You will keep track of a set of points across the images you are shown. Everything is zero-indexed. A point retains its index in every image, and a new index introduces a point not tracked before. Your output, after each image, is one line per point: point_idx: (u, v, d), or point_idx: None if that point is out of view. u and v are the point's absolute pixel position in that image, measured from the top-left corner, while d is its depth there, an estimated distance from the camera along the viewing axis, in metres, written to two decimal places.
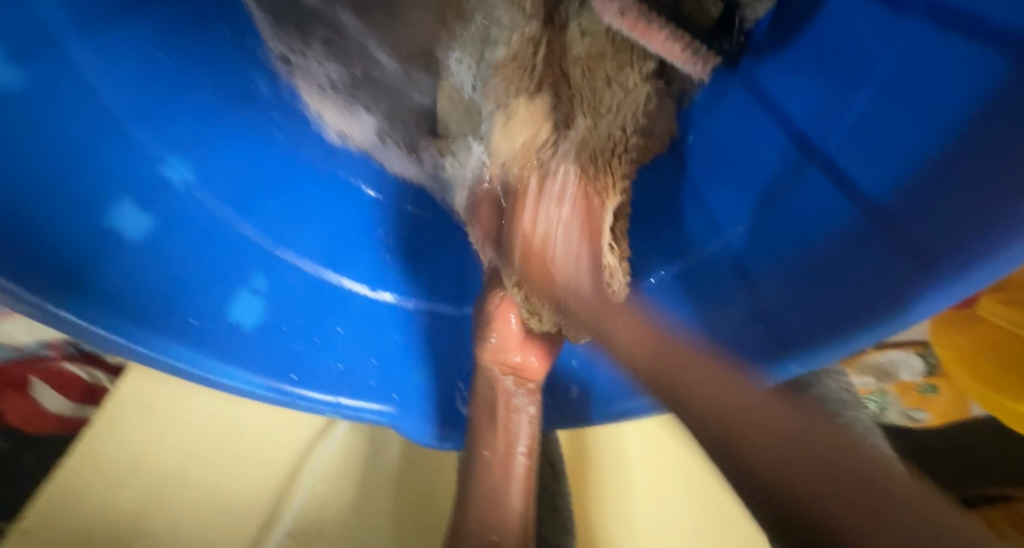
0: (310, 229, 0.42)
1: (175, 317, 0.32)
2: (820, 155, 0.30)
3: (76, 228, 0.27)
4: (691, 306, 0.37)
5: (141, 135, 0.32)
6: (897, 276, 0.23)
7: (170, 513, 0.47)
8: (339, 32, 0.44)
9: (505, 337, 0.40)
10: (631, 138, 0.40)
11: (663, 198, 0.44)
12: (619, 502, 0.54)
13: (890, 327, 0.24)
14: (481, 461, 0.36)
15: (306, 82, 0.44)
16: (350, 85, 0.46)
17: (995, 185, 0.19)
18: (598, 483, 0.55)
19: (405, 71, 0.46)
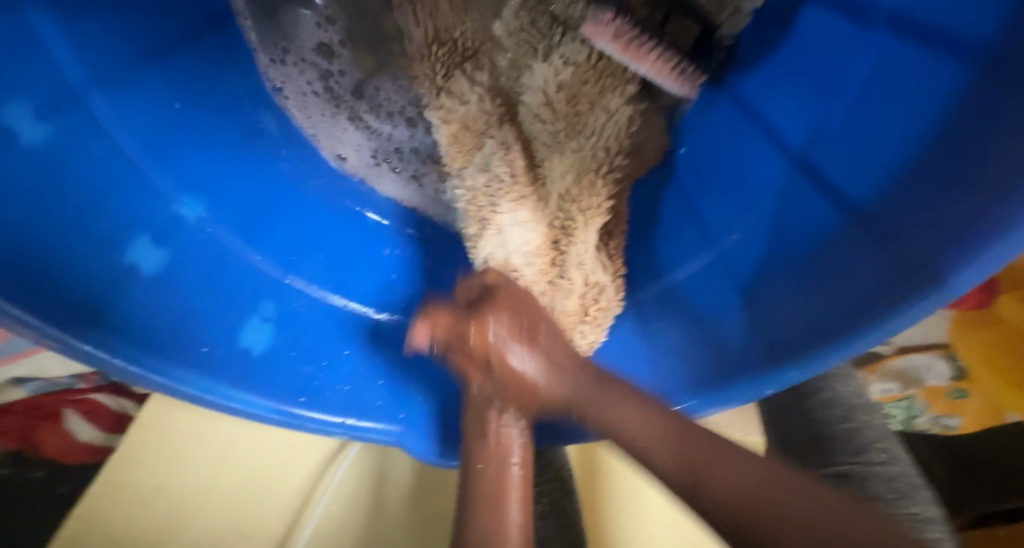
0: (316, 254, 0.44)
1: (188, 347, 0.33)
2: (805, 164, 0.31)
3: (95, 269, 0.29)
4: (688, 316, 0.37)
5: (156, 176, 0.34)
6: (876, 283, 0.23)
7: (189, 536, 0.48)
8: (325, 71, 0.46)
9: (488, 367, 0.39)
10: (616, 158, 0.42)
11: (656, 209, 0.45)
12: (634, 515, 0.54)
13: (871, 337, 0.23)
14: (475, 474, 0.38)
15: (291, 87, 0.44)
16: (331, 100, 0.47)
17: (978, 185, 0.19)
18: (611, 497, 0.55)
19: (372, 111, 0.48)
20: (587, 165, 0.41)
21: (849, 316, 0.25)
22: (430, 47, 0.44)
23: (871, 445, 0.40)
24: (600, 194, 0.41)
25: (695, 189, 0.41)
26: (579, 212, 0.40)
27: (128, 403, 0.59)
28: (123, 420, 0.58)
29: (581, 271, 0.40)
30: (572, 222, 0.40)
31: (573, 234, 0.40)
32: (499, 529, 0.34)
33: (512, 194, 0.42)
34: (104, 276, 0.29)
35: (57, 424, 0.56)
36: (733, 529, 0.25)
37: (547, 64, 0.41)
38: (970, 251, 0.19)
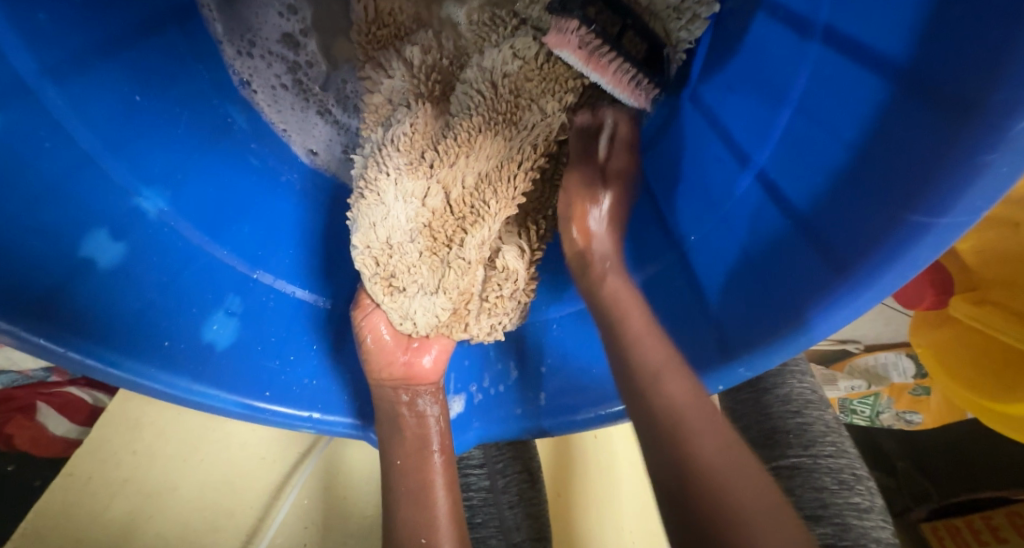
0: (283, 249, 0.44)
1: (150, 340, 0.33)
2: (754, 167, 0.32)
3: (51, 262, 0.29)
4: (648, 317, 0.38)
5: (115, 169, 0.34)
6: (810, 285, 0.25)
7: (156, 528, 0.48)
8: (292, 64, 0.46)
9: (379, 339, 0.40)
10: (540, 159, 0.38)
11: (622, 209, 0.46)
12: (605, 508, 0.56)
13: (808, 336, 0.24)
14: (395, 470, 0.37)
15: (260, 80, 0.45)
16: (301, 93, 0.47)
17: (907, 197, 0.20)
18: (582, 490, 0.56)
19: (339, 105, 0.48)
20: (510, 155, 0.37)
21: (787, 317, 0.26)
22: (371, 27, 0.44)
23: (823, 436, 0.41)
24: (518, 187, 0.38)
25: (666, 186, 0.42)
26: (492, 198, 0.38)
27: (103, 397, 0.59)
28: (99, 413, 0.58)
29: (478, 253, 0.39)
30: (481, 208, 0.38)
31: (479, 219, 0.38)
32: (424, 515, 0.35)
33: (398, 166, 0.38)
34: (62, 269, 0.30)
35: (32, 416, 0.56)
36: (662, 460, 0.27)
37: (498, 51, 0.39)
38: (893, 259, 0.20)
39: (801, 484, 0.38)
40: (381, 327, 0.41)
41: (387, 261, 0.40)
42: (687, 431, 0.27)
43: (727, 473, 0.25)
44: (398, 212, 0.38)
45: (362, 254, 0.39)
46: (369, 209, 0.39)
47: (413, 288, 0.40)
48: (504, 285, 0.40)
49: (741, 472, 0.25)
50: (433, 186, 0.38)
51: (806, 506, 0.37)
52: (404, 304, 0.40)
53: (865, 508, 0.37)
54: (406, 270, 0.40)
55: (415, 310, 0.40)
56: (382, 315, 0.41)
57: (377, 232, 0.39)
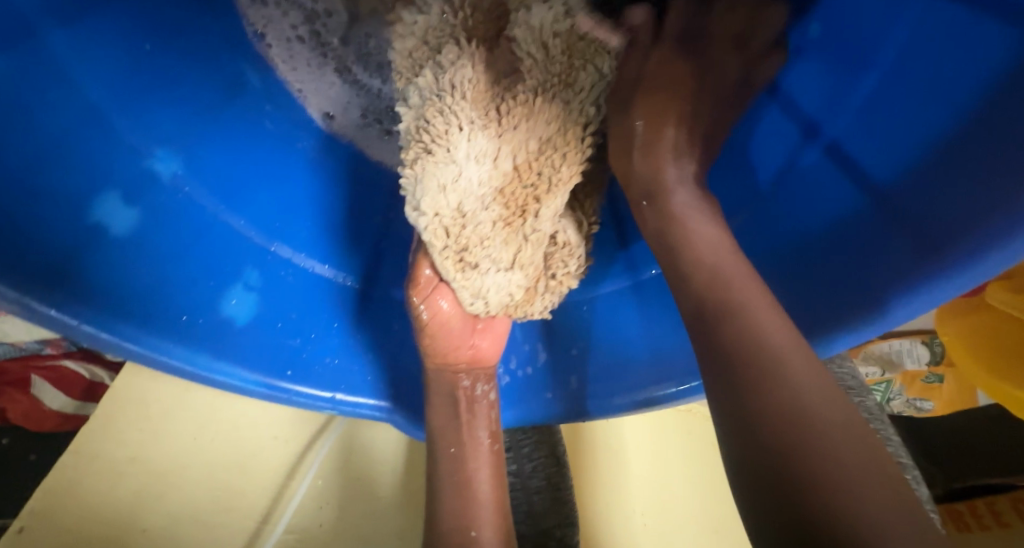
0: (303, 221, 0.42)
1: (165, 315, 0.31)
2: (823, 140, 0.30)
3: (62, 226, 0.26)
4: None
5: (124, 125, 0.31)
6: (899, 268, 0.23)
7: (165, 509, 0.46)
8: (310, 17, 0.43)
9: (437, 315, 0.38)
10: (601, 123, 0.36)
11: None
12: (613, 492, 0.55)
13: (892, 318, 0.23)
14: (449, 459, 0.37)
15: (276, 34, 0.42)
16: (318, 48, 0.44)
17: (1019, 171, 0.18)
18: (592, 473, 0.56)
19: (361, 62, 0.45)
20: (571, 120, 0.36)
21: (871, 298, 0.24)
22: None
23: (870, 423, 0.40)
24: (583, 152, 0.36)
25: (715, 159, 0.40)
26: (561, 165, 0.36)
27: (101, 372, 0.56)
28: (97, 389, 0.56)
29: (553, 225, 0.38)
30: (553, 175, 0.36)
31: (550, 191, 0.37)
32: (468, 507, 0.35)
33: (459, 129, 0.35)
34: (71, 234, 0.27)
35: (24, 390, 0.53)
36: (727, 397, 0.21)
37: (545, 5, 0.35)
38: (997, 245, 0.18)
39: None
40: (441, 303, 0.39)
41: (458, 233, 0.36)
42: (766, 365, 0.20)
43: (830, 424, 0.18)
44: (471, 174, 0.35)
45: (429, 222, 0.36)
46: (436, 168, 0.35)
47: (486, 263, 0.38)
48: (568, 261, 0.39)
49: (848, 426, 0.18)
50: (506, 145, 0.35)
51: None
52: (476, 282, 0.38)
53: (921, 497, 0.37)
54: (479, 241, 0.37)
55: (487, 287, 0.38)
56: (444, 292, 0.39)
57: (446, 198, 0.35)
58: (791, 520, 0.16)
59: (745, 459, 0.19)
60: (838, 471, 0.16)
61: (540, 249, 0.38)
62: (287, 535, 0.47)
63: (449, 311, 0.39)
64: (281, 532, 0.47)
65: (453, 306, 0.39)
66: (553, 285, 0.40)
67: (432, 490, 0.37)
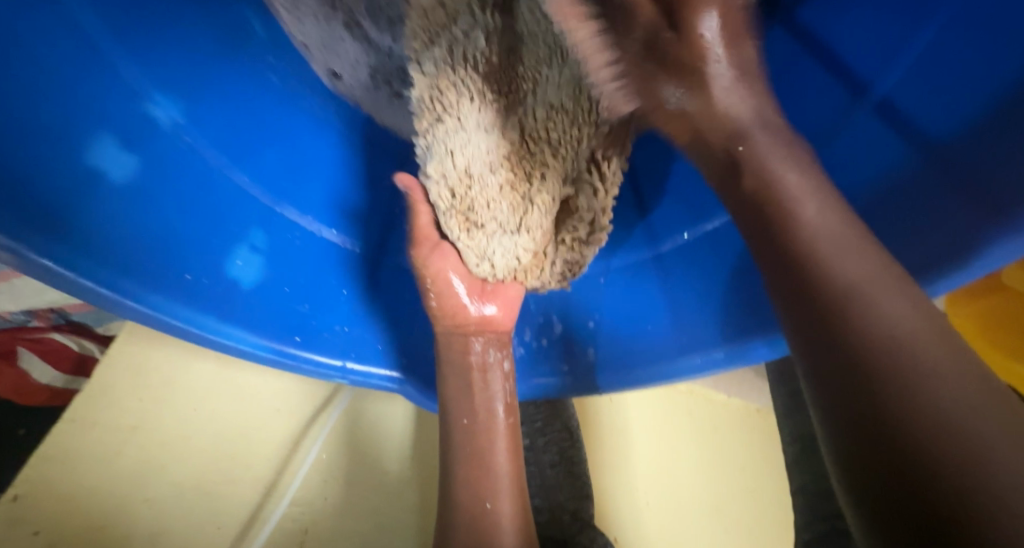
0: (311, 183, 0.39)
1: (168, 271, 0.29)
2: (872, 99, 0.29)
3: (52, 167, 0.24)
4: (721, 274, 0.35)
5: (122, 67, 0.29)
6: (970, 223, 0.21)
7: (171, 479, 0.44)
8: None
9: (443, 288, 0.38)
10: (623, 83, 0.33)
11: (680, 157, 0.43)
12: (614, 477, 0.50)
13: (951, 278, 0.22)
14: (461, 430, 0.35)
15: None
16: None
17: None
18: (597, 456, 0.50)
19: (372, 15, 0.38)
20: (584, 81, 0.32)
21: (931, 257, 0.23)
22: None
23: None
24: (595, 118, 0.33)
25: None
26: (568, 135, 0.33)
27: (91, 345, 0.53)
28: (87, 362, 0.52)
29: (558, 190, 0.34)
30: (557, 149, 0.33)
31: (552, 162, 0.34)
32: (487, 477, 0.34)
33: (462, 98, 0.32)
34: (64, 177, 0.25)
35: (11, 363, 0.49)
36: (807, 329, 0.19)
37: None
38: None
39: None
40: (450, 274, 0.38)
41: (465, 193, 0.34)
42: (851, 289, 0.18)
43: (939, 353, 0.16)
44: (477, 143, 0.33)
45: (436, 186, 0.35)
46: (446, 135, 0.33)
47: (491, 227, 0.35)
48: (579, 226, 0.36)
49: (956, 355, 0.16)
50: (509, 117, 0.33)
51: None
52: (482, 243, 0.36)
53: None
54: (485, 207, 0.34)
55: (493, 251, 0.36)
56: (448, 257, 0.38)
57: (453, 162, 0.33)
58: (894, 461, 0.14)
59: (837, 396, 0.16)
60: (954, 408, 0.14)
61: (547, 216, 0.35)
62: (293, 507, 0.46)
63: (456, 282, 0.38)
64: (287, 502, 0.46)
65: (464, 273, 0.38)
66: (565, 252, 0.37)
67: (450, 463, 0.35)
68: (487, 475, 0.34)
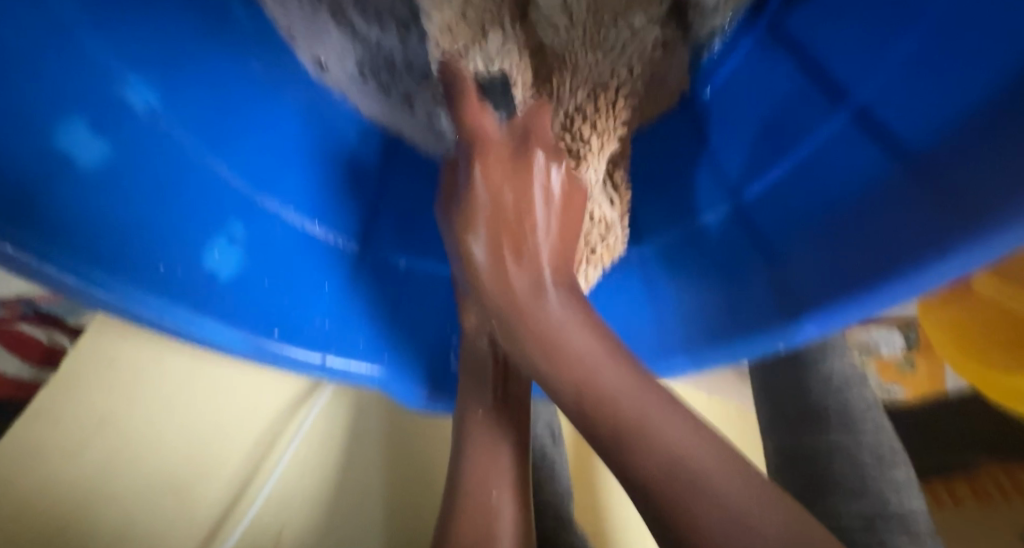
0: (294, 176, 0.39)
1: (143, 261, 0.28)
2: (852, 104, 0.29)
3: (22, 149, 0.23)
4: (695, 283, 0.36)
5: (94, 48, 0.28)
6: (919, 229, 0.21)
7: (141, 475, 0.43)
8: None
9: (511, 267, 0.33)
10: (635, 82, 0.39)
11: (665, 160, 0.44)
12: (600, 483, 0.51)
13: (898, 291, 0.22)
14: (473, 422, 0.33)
15: None
16: None
17: None
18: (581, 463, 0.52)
19: (359, 8, 0.41)
20: (601, 83, 0.38)
21: (879, 262, 0.23)
22: None
23: (866, 414, 0.42)
24: (617, 118, 0.39)
25: (732, 128, 0.39)
26: (593, 133, 0.37)
27: (61, 336, 0.49)
28: (55, 354, 0.48)
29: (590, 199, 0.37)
30: (586, 146, 0.37)
31: (584, 159, 0.37)
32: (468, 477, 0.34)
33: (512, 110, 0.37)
34: (34, 159, 0.23)
35: None
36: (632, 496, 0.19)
37: None
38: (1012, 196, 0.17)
39: (844, 459, 0.39)
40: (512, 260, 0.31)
41: None
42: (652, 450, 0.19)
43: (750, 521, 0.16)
44: None
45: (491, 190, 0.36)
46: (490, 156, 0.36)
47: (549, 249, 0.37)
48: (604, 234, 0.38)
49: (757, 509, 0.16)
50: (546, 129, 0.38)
51: (846, 482, 0.38)
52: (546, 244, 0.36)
53: (904, 484, 0.38)
54: None
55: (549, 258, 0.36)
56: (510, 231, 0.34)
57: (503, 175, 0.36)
58: None
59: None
60: None
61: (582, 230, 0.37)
62: (267, 505, 0.45)
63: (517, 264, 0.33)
64: (259, 500, 0.45)
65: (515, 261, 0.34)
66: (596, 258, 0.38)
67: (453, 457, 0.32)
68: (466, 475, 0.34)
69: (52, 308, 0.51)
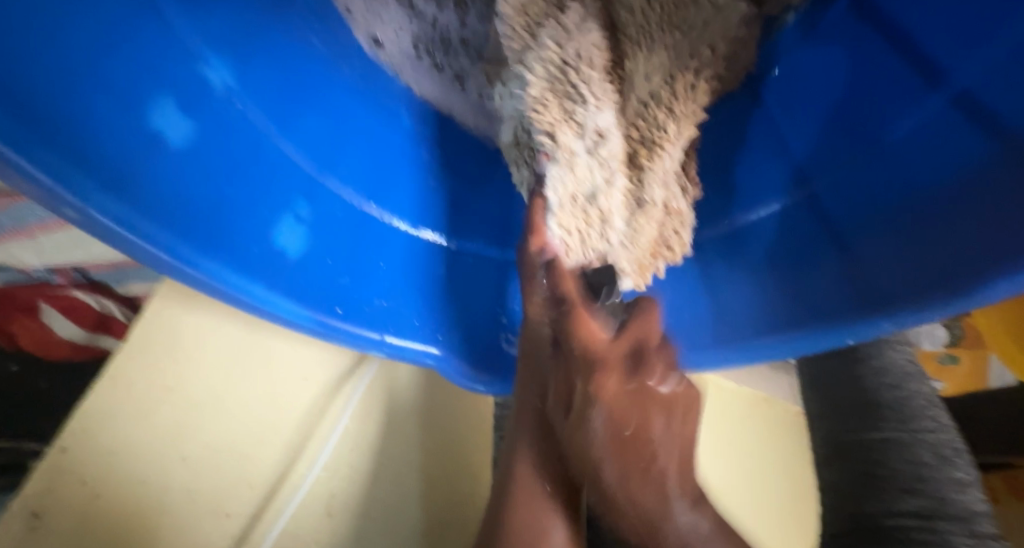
0: (354, 155, 0.39)
1: (222, 238, 0.29)
2: (948, 88, 0.27)
3: (117, 129, 0.24)
4: (756, 276, 0.37)
5: (177, 26, 0.28)
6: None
7: (203, 441, 0.45)
8: None
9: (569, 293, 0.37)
10: (718, 61, 0.39)
11: (724, 151, 0.44)
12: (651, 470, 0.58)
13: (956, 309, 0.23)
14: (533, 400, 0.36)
15: None
16: None
17: None
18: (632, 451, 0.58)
19: None
20: (679, 66, 0.38)
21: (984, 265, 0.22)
22: None
23: (925, 414, 0.41)
24: (697, 100, 0.38)
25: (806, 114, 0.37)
26: (669, 118, 0.37)
27: (111, 304, 0.52)
28: (107, 323, 0.52)
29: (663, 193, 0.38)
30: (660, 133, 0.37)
31: (658, 148, 0.37)
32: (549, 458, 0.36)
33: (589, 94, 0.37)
34: (126, 138, 0.24)
35: (34, 316, 0.50)
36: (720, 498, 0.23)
37: None
38: None
39: (896, 455, 0.38)
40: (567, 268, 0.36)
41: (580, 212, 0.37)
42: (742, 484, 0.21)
43: None
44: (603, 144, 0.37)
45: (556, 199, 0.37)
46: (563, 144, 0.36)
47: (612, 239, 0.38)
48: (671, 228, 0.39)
49: None
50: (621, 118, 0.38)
51: (904, 477, 0.36)
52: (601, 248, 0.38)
53: (965, 482, 0.37)
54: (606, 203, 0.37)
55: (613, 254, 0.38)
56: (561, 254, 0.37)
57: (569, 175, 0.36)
58: None
59: None
60: None
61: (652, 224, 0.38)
62: (321, 474, 0.47)
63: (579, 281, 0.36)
64: (315, 469, 0.47)
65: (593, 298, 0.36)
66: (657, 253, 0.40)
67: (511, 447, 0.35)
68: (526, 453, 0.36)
69: (102, 277, 0.53)
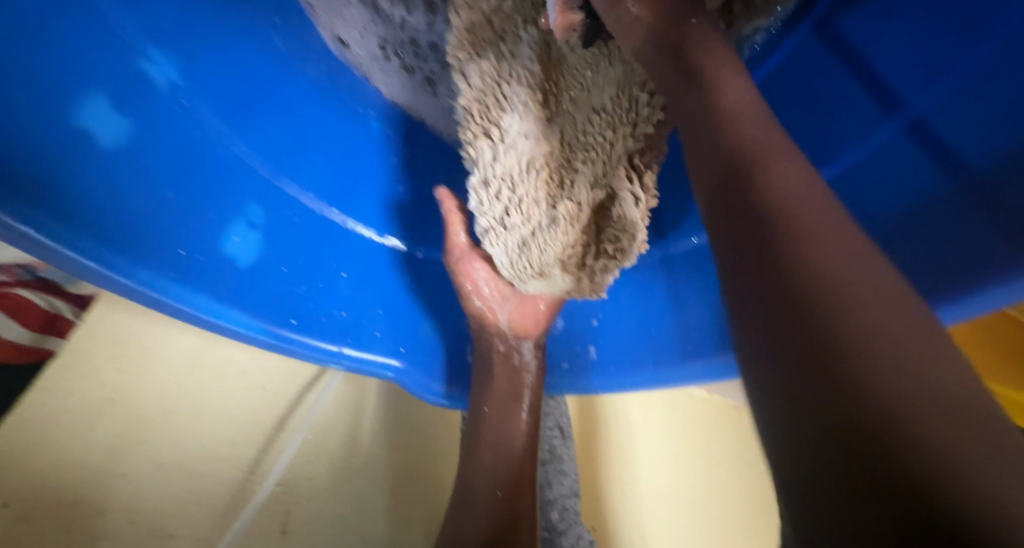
0: (313, 159, 0.37)
1: (160, 245, 0.27)
2: (905, 115, 0.28)
3: (39, 128, 0.22)
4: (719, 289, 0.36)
5: (113, 17, 0.26)
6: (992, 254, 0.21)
7: (148, 455, 0.42)
8: None
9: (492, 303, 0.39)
10: None
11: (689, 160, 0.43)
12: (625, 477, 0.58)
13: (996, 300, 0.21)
14: (483, 418, 0.37)
15: None
16: None
17: None
18: (606, 458, 0.58)
19: None
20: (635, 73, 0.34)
21: (947, 286, 0.22)
22: None
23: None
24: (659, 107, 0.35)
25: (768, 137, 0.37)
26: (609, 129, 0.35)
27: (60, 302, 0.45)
28: (58, 322, 0.44)
29: (588, 195, 0.35)
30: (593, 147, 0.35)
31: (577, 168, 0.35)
32: (506, 465, 0.36)
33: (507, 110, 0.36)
34: (49, 137, 0.22)
35: None
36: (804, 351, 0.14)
37: None
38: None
39: None
40: (474, 273, 0.40)
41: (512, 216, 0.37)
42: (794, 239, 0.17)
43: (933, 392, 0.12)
44: (522, 151, 0.36)
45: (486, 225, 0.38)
46: (487, 154, 0.37)
47: (546, 251, 0.36)
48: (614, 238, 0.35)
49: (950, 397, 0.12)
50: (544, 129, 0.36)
51: None
52: (536, 256, 0.36)
53: None
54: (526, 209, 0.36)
55: (546, 257, 0.36)
56: (475, 261, 0.40)
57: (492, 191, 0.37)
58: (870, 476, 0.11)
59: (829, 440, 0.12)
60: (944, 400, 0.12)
61: (564, 236, 0.35)
62: (277, 489, 0.45)
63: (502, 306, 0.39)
64: (272, 484, 0.45)
65: (523, 317, 0.39)
66: (605, 264, 0.36)
67: (472, 438, 0.37)
68: (483, 464, 0.36)
69: (51, 274, 0.47)
